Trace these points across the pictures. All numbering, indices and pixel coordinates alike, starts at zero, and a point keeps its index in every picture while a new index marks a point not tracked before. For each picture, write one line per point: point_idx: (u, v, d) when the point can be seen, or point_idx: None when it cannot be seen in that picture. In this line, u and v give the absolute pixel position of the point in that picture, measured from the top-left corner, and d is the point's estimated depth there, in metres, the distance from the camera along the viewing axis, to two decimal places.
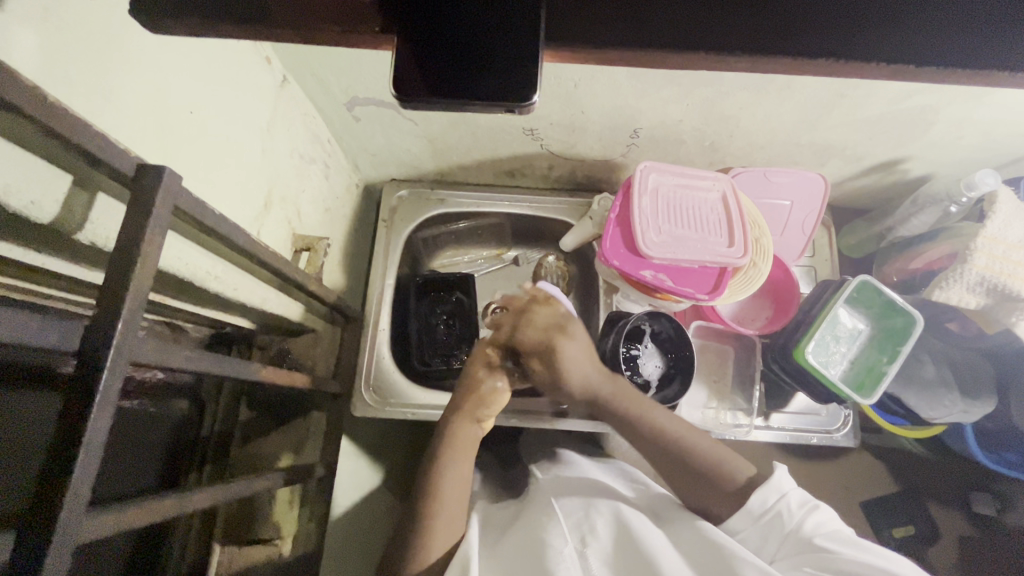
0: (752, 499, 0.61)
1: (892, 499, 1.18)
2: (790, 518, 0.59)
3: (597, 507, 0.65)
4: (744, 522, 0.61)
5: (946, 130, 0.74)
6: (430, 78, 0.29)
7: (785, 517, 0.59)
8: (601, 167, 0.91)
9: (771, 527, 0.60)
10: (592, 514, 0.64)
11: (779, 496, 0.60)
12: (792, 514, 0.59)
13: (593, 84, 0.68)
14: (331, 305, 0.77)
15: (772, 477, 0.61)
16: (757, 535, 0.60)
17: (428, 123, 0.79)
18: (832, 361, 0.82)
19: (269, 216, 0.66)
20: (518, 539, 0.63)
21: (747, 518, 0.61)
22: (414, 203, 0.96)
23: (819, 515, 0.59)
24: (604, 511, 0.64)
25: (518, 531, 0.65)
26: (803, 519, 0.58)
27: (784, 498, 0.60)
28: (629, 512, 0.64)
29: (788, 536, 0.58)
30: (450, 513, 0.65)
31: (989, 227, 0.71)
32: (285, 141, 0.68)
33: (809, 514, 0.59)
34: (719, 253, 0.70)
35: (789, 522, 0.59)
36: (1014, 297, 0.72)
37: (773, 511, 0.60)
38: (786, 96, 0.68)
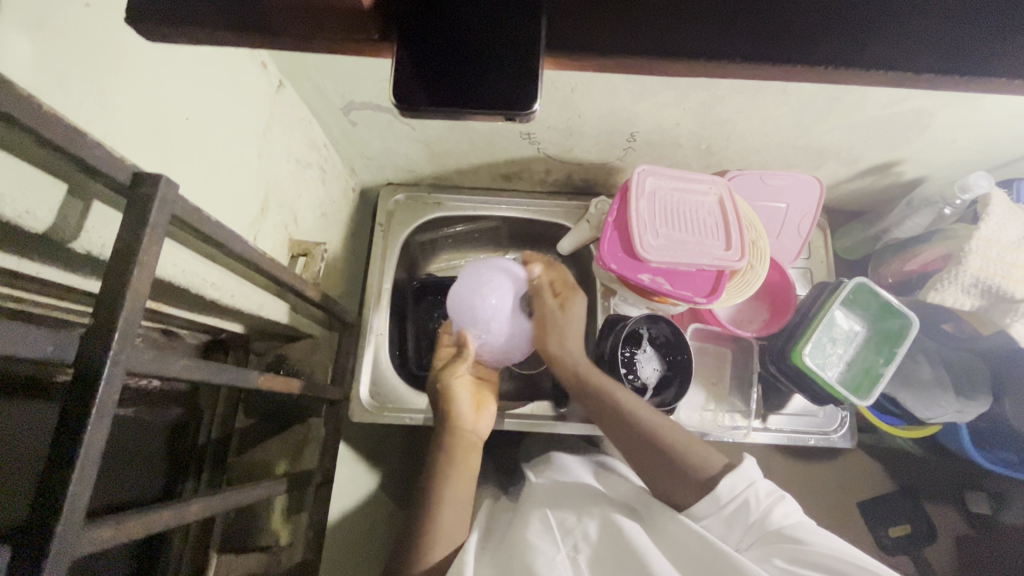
0: (719, 486, 0.59)
1: (888, 498, 1.19)
2: (757, 506, 0.58)
3: (588, 512, 0.65)
4: (708, 509, 0.59)
5: (940, 133, 0.74)
6: (430, 86, 0.29)
7: (753, 505, 0.58)
8: (598, 171, 0.91)
9: (735, 514, 0.58)
10: (584, 520, 0.64)
11: (747, 484, 0.59)
12: (759, 501, 0.58)
13: (590, 89, 0.68)
14: (328, 310, 0.76)
15: (739, 467, 0.61)
16: (722, 522, 0.59)
17: (425, 127, 0.79)
18: (829, 363, 0.82)
19: (266, 221, 0.65)
20: (507, 544, 0.64)
21: (712, 505, 0.59)
22: (412, 207, 0.96)
23: (786, 503, 0.58)
24: (594, 514, 0.64)
25: (508, 537, 0.65)
26: (770, 507, 0.57)
27: (751, 486, 0.59)
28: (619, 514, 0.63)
29: (753, 525, 0.57)
30: (452, 526, 0.66)
31: (982, 228, 0.72)
32: (281, 145, 0.68)
33: (776, 503, 0.58)
34: (716, 256, 0.71)
35: (755, 509, 0.58)
36: (1008, 298, 0.72)
37: (740, 498, 0.58)
38: (781, 100, 0.69)
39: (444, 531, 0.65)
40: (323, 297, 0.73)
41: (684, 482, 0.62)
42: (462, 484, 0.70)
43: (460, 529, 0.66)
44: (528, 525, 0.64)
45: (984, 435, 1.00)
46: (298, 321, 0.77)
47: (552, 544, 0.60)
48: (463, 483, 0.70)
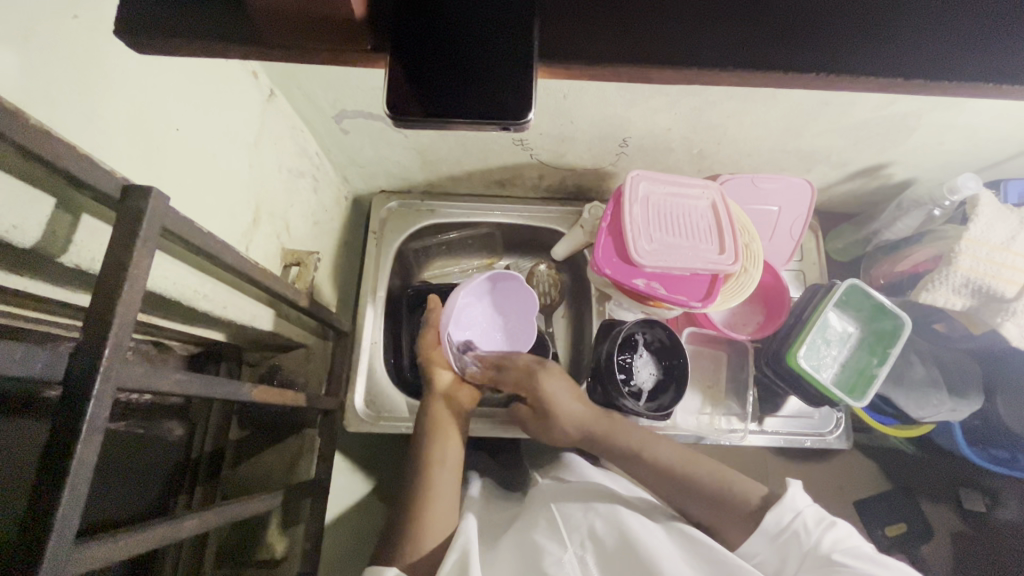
0: (765, 520, 0.60)
1: (885, 498, 1.20)
2: (808, 536, 0.58)
3: (595, 509, 0.66)
4: (761, 544, 0.60)
5: (927, 136, 0.75)
6: (425, 94, 0.29)
7: (803, 536, 0.58)
8: (590, 176, 0.91)
9: (788, 546, 0.59)
10: (591, 517, 0.65)
11: (795, 515, 0.60)
12: (809, 532, 0.58)
13: (582, 95, 0.69)
14: (321, 318, 0.76)
15: (784, 496, 0.61)
16: (776, 556, 0.60)
17: (417, 134, 0.79)
18: (824, 364, 0.82)
19: (258, 231, 0.64)
20: (516, 545, 0.65)
21: (763, 538, 0.60)
22: (406, 214, 0.96)
23: (836, 531, 0.58)
24: (601, 512, 0.65)
25: (515, 536, 0.67)
26: (821, 537, 0.57)
27: (799, 516, 0.59)
28: (627, 514, 0.64)
29: (805, 555, 0.57)
30: (443, 511, 0.67)
31: (971, 229, 0.72)
32: (272, 153, 0.67)
33: (827, 531, 0.58)
34: (710, 260, 0.71)
35: (805, 540, 0.58)
36: (999, 297, 0.73)
37: (789, 531, 0.59)
38: (772, 105, 0.69)
39: (439, 501, 0.68)
40: (317, 307, 0.73)
41: (725, 513, 0.63)
42: (451, 446, 0.74)
43: (450, 495, 0.69)
44: (537, 526, 0.65)
45: (978, 434, 1.00)
46: (292, 330, 0.77)
47: (559, 544, 0.61)
48: (452, 446, 0.74)
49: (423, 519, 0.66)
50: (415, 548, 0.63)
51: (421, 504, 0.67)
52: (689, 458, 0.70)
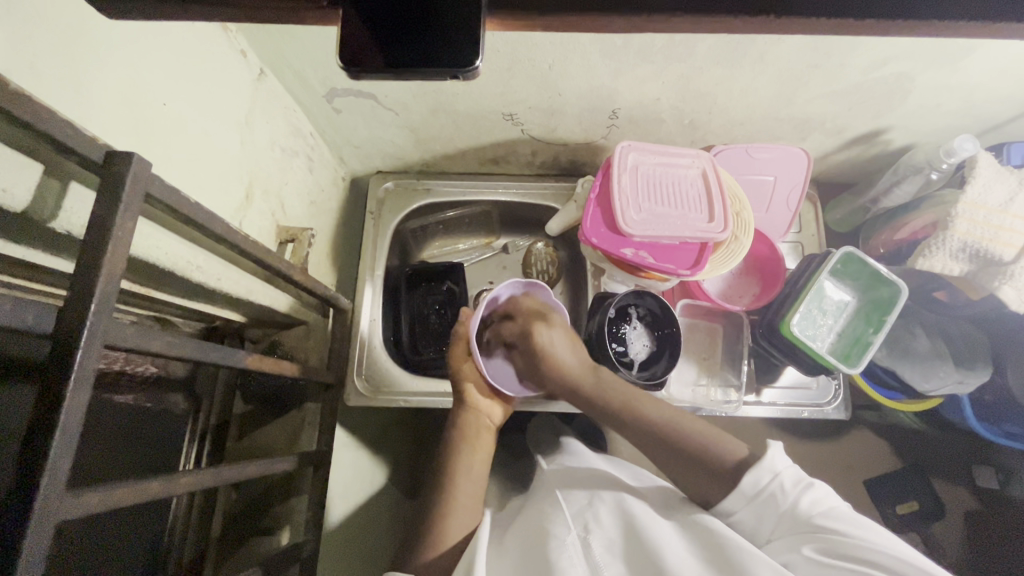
0: (743, 481, 0.60)
1: (892, 474, 1.22)
2: (785, 498, 0.58)
3: (600, 498, 0.68)
4: (738, 504, 0.60)
5: (924, 98, 0.74)
6: (384, 53, 0.29)
7: (780, 497, 0.58)
8: (583, 151, 0.91)
9: (766, 508, 0.59)
10: (595, 504, 0.66)
11: (772, 476, 0.59)
12: (787, 493, 0.58)
13: (568, 65, 0.68)
14: (318, 294, 0.77)
15: (762, 458, 0.60)
16: (753, 515, 0.60)
17: (408, 112, 0.81)
18: (819, 334, 0.82)
19: (251, 207, 0.66)
20: (521, 534, 0.67)
21: (740, 499, 0.60)
22: (402, 194, 0.98)
23: (814, 491, 0.57)
24: (607, 501, 0.67)
25: (522, 524, 0.68)
26: (798, 498, 0.57)
27: (776, 478, 0.59)
28: (630, 502, 0.66)
29: (783, 517, 0.57)
30: (463, 508, 0.71)
31: (968, 192, 0.71)
32: (264, 132, 0.69)
33: (804, 492, 0.57)
34: (699, 228, 0.71)
35: (783, 501, 0.58)
36: (997, 261, 0.71)
37: (766, 492, 0.58)
38: (761, 69, 0.68)
39: (461, 506, 0.71)
40: (313, 282, 0.74)
41: (712, 475, 0.63)
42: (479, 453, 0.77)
43: (475, 497, 0.73)
44: (542, 513, 0.68)
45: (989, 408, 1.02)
46: (291, 307, 0.79)
47: (563, 527, 0.62)
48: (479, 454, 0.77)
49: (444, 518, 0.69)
50: (438, 541, 0.67)
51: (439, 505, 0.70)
52: (692, 421, 0.70)
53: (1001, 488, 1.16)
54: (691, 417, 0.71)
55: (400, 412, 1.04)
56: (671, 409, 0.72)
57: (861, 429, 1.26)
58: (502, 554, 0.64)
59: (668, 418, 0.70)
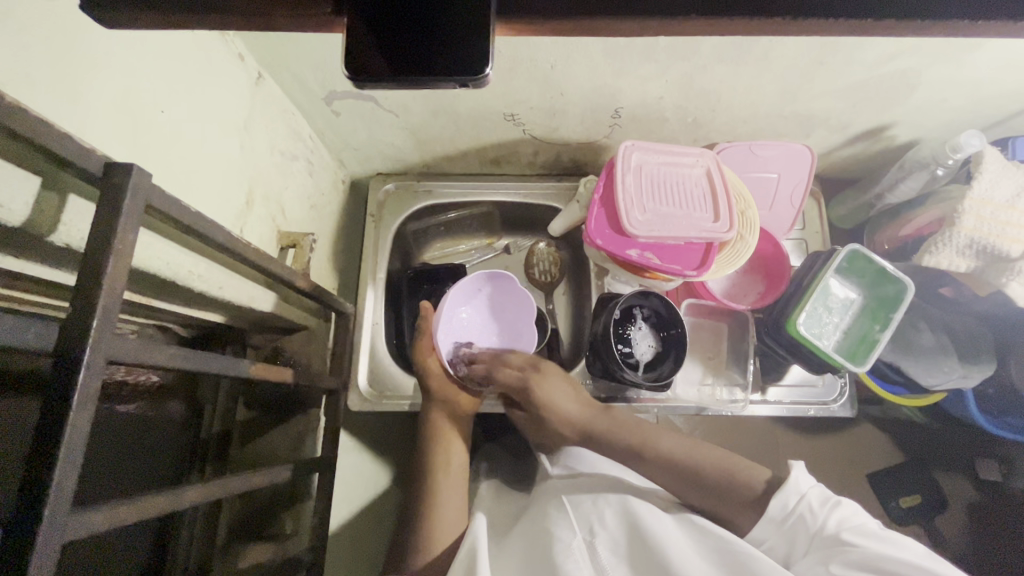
0: (771, 506, 0.60)
1: (897, 469, 1.22)
2: (813, 519, 0.57)
3: (604, 499, 0.67)
4: (768, 530, 0.60)
5: (930, 94, 0.73)
6: (391, 61, 0.29)
7: (808, 519, 0.57)
8: (585, 150, 0.90)
9: (795, 530, 0.58)
10: (600, 505, 0.66)
11: (799, 497, 0.59)
12: (815, 514, 0.57)
13: (570, 65, 0.67)
14: (320, 299, 0.77)
15: (788, 480, 0.60)
16: (784, 541, 0.59)
17: (408, 114, 0.80)
18: (825, 332, 0.81)
19: (252, 214, 0.65)
20: (525, 538, 0.66)
21: (771, 526, 0.59)
22: (403, 196, 0.97)
23: (842, 510, 0.57)
24: (612, 502, 0.66)
25: (527, 526, 0.69)
26: (826, 518, 0.57)
27: (803, 499, 0.59)
28: (634, 502, 0.65)
29: (813, 538, 0.57)
30: (450, 516, 0.71)
31: (975, 188, 0.70)
32: (263, 136, 0.68)
33: (832, 511, 0.57)
34: (704, 228, 0.70)
35: (811, 522, 0.57)
36: (1004, 257, 0.71)
37: (795, 515, 0.58)
38: (766, 66, 0.68)
39: (444, 517, 0.71)
40: (315, 288, 0.74)
41: (739, 502, 0.63)
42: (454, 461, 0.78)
43: (458, 505, 0.73)
44: (547, 515, 0.67)
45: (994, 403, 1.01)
46: (293, 313, 0.78)
47: (569, 531, 0.62)
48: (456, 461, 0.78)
49: (437, 523, 0.70)
50: (426, 550, 0.68)
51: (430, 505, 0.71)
52: (709, 449, 0.70)
53: (1004, 481, 1.16)
54: (706, 444, 0.71)
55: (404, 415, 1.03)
56: (688, 439, 0.72)
57: (865, 424, 1.26)
58: (507, 557, 0.65)
59: (685, 448, 0.71)
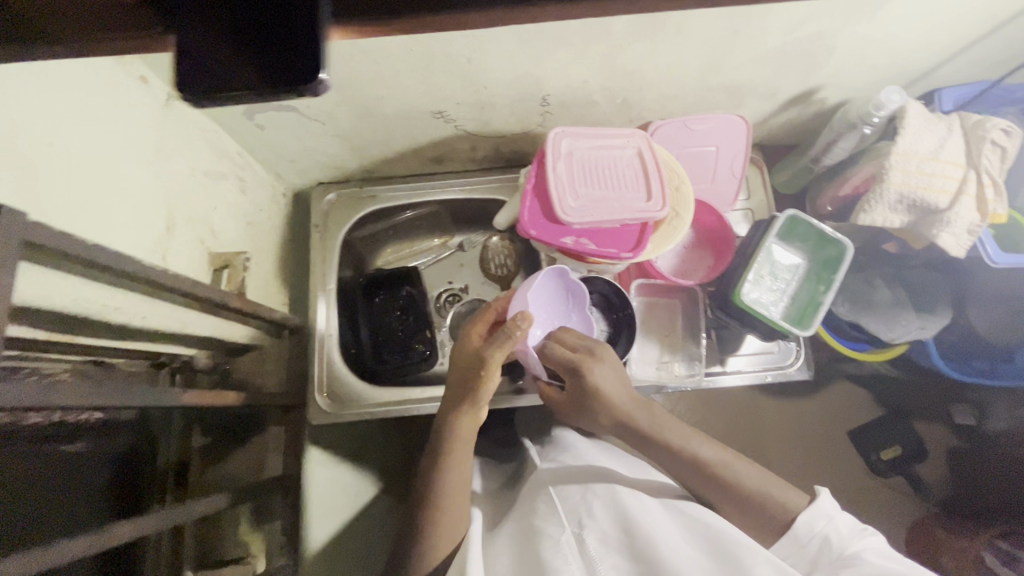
0: (797, 524, 0.61)
1: (875, 423, 1.25)
2: (838, 542, 0.60)
3: (592, 492, 0.67)
4: (790, 548, 0.62)
5: (849, 54, 0.73)
6: (255, 69, 0.27)
7: (833, 540, 0.60)
8: (523, 140, 0.90)
9: (817, 551, 0.61)
10: (588, 499, 0.66)
11: (826, 520, 0.61)
12: (840, 536, 0.60)
13: (485, 57, 0.67)
14: (264, 317, 0.75)
15: (816, 500, 0.62)
16: (805, 561, 0.61)
17: (335, 120, 0.79)
18: (772, 299, 0.82)
19: (174, 239, 0.64)
20: (514, 534, 0.66)
21: (794, 543, 0.61)
22: (348, 204, 0.96)
23: (869, 537, 0.59)
24: (600, 495, 0.66)
25: (516, 521, 0.69)
26: (851, 539, 0.59)
27: (830, 522, 0.61)
28: (624, 495, 0.65)
29: (832, 557, 0.59)
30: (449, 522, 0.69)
31: (899, 142, 0.71)
32: (180, 157, 0.66)
33: (857, 536, 0.59)
34: (637, 209, 0.70)
35: (835, 543, 0.60)
36: (933, 209, 0.72)
37: (819, 536, 0.60)
38: (682, 40, 0.67)
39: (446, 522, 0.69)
40: (254, 306, 0.73)
41: (768, 520, 0.63)
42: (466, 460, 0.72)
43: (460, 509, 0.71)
44: (536, 510, 0.67)
45: (956, 349, 1.05)
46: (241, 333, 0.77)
47: (558, 526, 0.62)
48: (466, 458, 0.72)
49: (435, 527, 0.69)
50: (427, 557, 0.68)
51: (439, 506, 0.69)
52: (744, 462, 0.68)
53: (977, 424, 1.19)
54: (741, 458, 0.69)
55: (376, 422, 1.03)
56: (726, 448, 0.70)
57: (840, 383, 1.29)
58: (495, 556, 0.65)
59: (722, 458, 0.69)
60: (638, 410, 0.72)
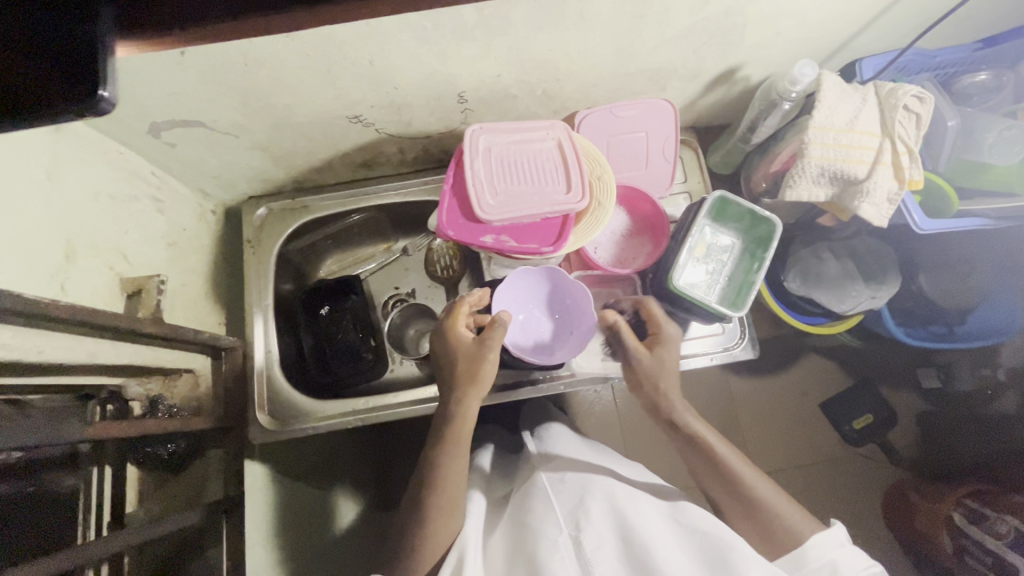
0: (803, 548, 0.59)
1: (847, 393, 1.25)
2: (841, 573, 0.57)
3: (591, 493, 0.65)
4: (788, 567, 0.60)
5: (760, 31, 0.73)
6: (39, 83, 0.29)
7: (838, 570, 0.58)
8: (451, 139, 0.88)
9: None
10: (588, 500, 0.64)
11: (832, 550, 0.59)
12: (844, 569, 0.58)
13: (387, 58, 0.65)
14: (189, 339, 0.73)
15: (829, 531, 0.60)
16: None
17: (249, 132, 0.76)
18: (708, 282, 0.82)
19: (75, 268, 0.62)
20: (508, 533, 0.65)
21: (792, 564, 0.59)
22: (281, 217, 0.94)
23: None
24: (598, 497, 0.65)
25: (512, 517, 0.67)
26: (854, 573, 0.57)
27: (836, 554, 0.59)
28: (627, 502, 0.64)
29: None
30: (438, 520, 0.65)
31: (815, 116, 0.71)
32: (77, 180, 0.64)
33: (864, 573, 0.57)
34: (557, 202, 0.69)
35: (839, 574, 0.57)
36: (855, 180, 0.72)
37: (823, 564, 0.58)
38: (587, 27, 0.66)
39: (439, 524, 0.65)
40: (175, 329, 0.70)
41: (769, 536, 0.62)
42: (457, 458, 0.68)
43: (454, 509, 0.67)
44: (532, 510, 0.65)
45: (909, 316, 1.06)
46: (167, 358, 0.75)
47: (557, 527, 0.61)
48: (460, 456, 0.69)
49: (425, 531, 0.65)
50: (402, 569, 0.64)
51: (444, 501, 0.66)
52: (755, 472, 0.67)
53: (943, 387, 1.18)
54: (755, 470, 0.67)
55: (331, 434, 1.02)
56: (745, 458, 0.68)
57: (811, 356, 1.27)
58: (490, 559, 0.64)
59: (736, 461, 0.67)
60: (677, 395, 0.72)
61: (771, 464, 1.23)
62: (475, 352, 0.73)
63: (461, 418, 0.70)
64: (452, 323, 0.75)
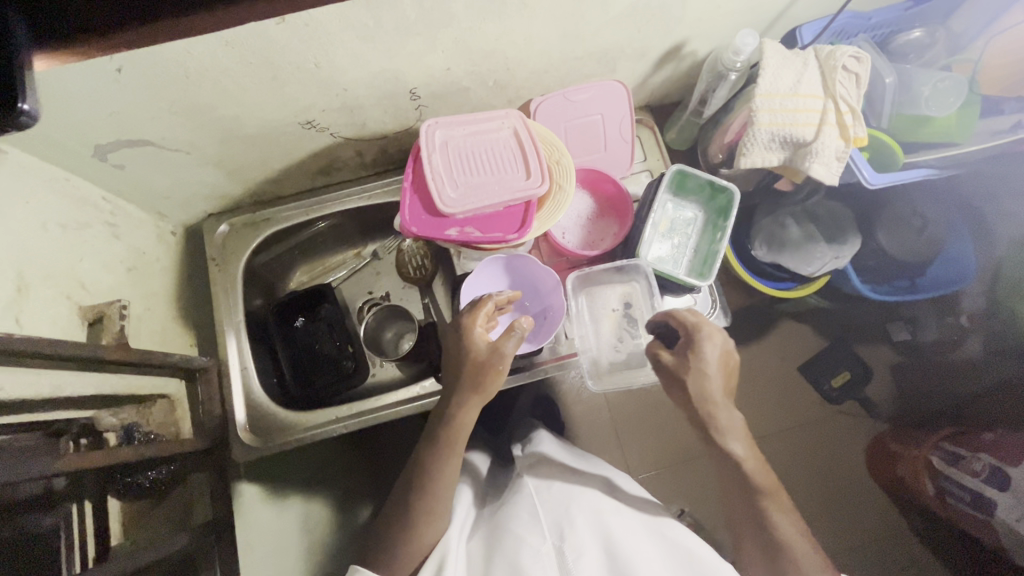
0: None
1: (822, 354, 1.28)
2: None
3: (575, 505, 0.69)
4: None
5: (699, 6, 0.74)
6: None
7: None
8: (408, 137, 0.88)
9: None
10: (571, 509, 0.68)
11: None
12: None
13: (332, 60, 0.64)
14: (160, 364, 0.72)
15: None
16: None
17: (200, 148, 0.75)
18: (672, 255, 0.85)
19: (30, 301, 0.60)
20: (488, 533, 0.69)
21: None
22: (243, 232, 0.93)
23: None
24: (583, 509, 0.68)
25: (493, 521, 0.71)
26: None
27: None
28: (611, 515, 0.68)
29: None
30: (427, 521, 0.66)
31: (761, 84, 0.73)
32: (20, 211, 0.61)
33: None
34: (518, 188, 0.70)
35: None
36: (804, 142, 0.74)
37: None
38: (530, 15, 0.67)
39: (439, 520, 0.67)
40: (143, 355, 0.69)
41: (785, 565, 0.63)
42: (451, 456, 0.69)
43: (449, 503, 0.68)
44: (516, 517, 0.68)
45: (872, 271, 1.09)
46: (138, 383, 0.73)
47: (539, 535, 0.65)
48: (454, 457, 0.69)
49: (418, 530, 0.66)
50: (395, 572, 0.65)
51: (434, 505, 0.66)
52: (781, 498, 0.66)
53: (912, 338, 1.22)
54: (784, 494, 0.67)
55: (320, 444, 1.01)
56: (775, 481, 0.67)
57: (785, 321, 1.30)
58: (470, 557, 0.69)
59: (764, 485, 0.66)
60: (722, 403, 0.67)
61: (754, 428, 1.25)
62: (487, 360, 0.69)
63: (463, 424, 0.69)
64: (469, 322, 0.71)
